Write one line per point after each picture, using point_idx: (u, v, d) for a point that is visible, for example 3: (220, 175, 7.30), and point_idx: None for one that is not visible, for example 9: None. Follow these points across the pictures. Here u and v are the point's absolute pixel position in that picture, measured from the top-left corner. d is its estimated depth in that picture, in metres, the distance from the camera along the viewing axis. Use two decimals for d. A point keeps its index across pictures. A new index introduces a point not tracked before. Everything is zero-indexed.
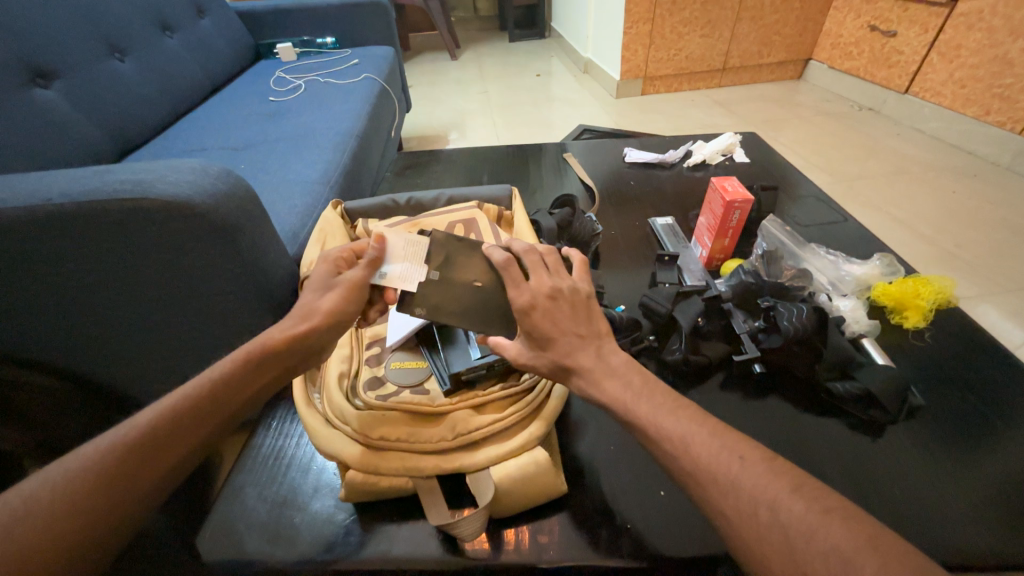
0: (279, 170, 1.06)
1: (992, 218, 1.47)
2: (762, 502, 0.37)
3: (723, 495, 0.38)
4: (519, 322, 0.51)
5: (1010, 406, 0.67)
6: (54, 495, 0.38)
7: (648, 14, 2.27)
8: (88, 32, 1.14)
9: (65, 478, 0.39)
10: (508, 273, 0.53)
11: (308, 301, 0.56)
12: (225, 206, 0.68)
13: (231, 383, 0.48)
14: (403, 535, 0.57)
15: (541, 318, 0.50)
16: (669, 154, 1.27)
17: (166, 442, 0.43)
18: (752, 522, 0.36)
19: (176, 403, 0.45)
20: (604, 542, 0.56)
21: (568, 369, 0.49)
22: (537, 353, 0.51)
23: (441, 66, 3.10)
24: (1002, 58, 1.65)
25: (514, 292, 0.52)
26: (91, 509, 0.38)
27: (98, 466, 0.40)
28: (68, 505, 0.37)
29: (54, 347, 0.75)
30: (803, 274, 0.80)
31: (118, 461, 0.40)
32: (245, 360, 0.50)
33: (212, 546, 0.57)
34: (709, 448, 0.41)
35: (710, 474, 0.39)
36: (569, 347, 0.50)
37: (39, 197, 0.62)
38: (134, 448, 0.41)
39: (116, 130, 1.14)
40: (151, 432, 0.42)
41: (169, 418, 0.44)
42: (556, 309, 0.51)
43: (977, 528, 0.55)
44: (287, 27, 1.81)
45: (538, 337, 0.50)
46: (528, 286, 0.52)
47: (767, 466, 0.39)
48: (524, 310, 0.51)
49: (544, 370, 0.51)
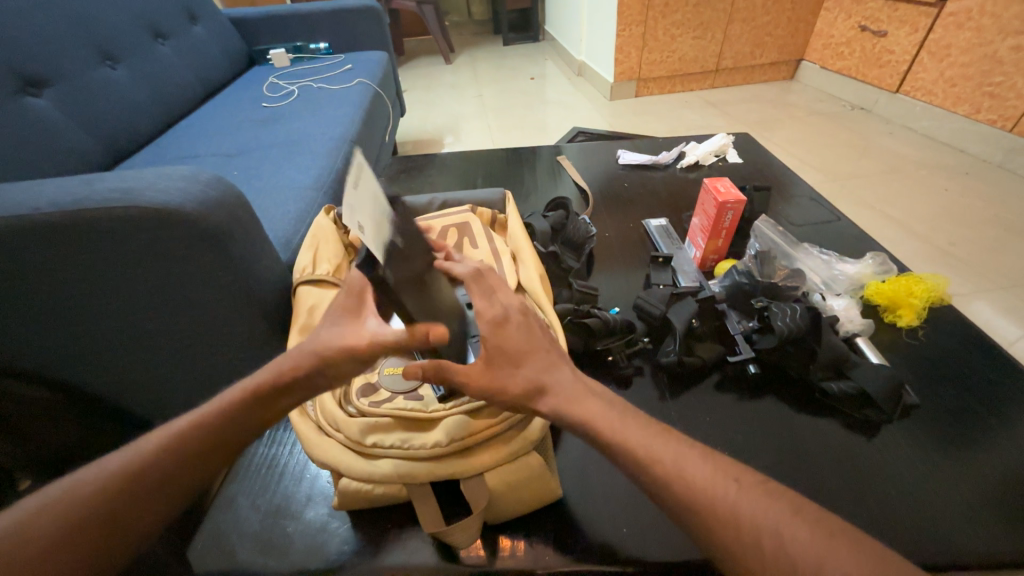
0: (272, 176, 1.05)
1: (985, 216, 1.47)
2: (764, 530, 0.38)
3: (723, 520, 0.39)
4: (489, 334, 0.50)
5: (1004, 403, 0.68)
6: (67, 508, 0.41)
7: (640, 16, 2.28)
8: (80, 40, 1.13)
9: (74, 495, 0.42)
10: (474, 284, 0.53)
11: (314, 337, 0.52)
12: (217, 213, 0.67)
13: (235, 416, 0.47)
14: (397, 543, 0.57)
15: (513, 332, 0.50)
16: (662, 156, 1.28)
17: (162, 467, 0.44)
18: (752, 550, 0.37)
19: (175, 430, 0.46)
20: (599, 549, 0.55)
21: (544, 387, 0.48)
22: (504, 371, 0.49)
23: (435, 70, 3.10)
24: (992, 57, 1.67)
25: (483, 302, 0.52)
26: (95, 525, 0.41)
27: (105, 485, 0.42)
28: (73, 520, 0.40)
29: (44, 358, 0.74)
30: (797, 273, 0.79)
31: (118, 485, 0.42)
32: (254, 392, 0.48)
33: (205, 556, 0.57)
34: (705, 470, 0.42)
35: (709, 498, 0.40)
36: (540, 364, 0.50)
37: (28, 207, 0.61)
38: (138, 472, 0.43)
39: (108, 138, 1.13)
40: (149, 457, 0.44)
41: (167, 445, 0.45)
42: (516, 324, 0.51)
43: (974, 526, 0.55)
44: (280, 32, 1.81)
45: (507, 353, 0.49)
46: (498, 300, 0.53)
47: (764, 490, 0.40)
48: (496, 321, 0.50)
49: (512, 393, 0.49)
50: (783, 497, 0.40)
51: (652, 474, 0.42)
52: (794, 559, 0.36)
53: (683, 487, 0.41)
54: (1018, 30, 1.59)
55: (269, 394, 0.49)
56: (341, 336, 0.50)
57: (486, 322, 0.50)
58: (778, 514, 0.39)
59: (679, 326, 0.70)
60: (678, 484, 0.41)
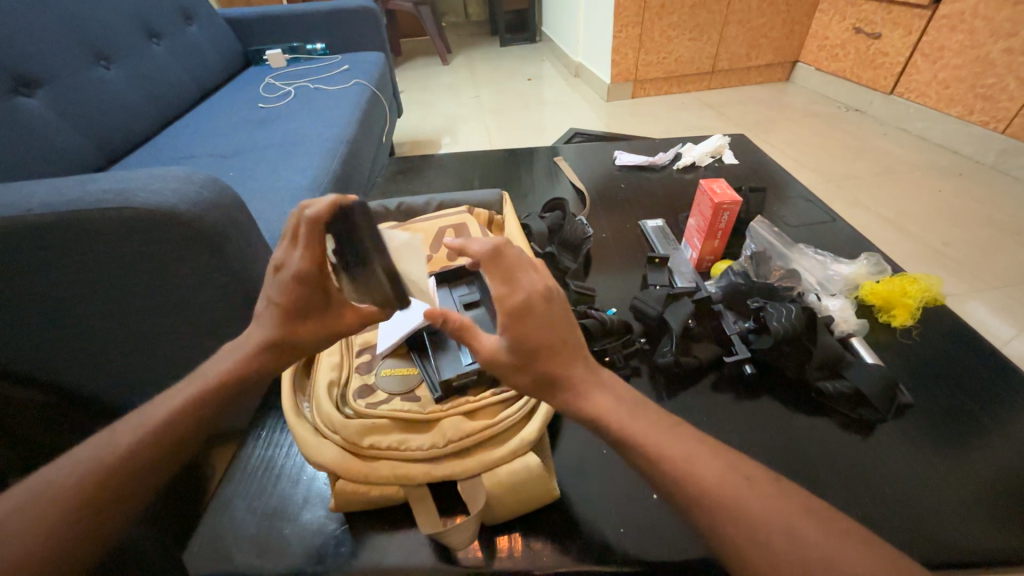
0: (268, 177, 1.05)
1: (978, 216, 1.49)
2: (775, 529, 0.38)
3: (733, 520, 0.39)
4: (509, 326, 0.47)
5: (997, 403, 0.68)
6: (40, 510, 0.41)
7: (636, 18, 2.29)
8: (73, 40, 1.13)
9: (45, 496, 0.42)
10: (493, 269, 0.48)
11: (255, 329, 0.53)
12: (212, 214, 0.67)
13: (200, 407, 0.48)
14: (394, 544, 0.57)
15: (535, 324, 0.47)
16: (658, 157, 1.28)
17: (135, 461, 0.45)
18: (763, 548, 0.38)
19: (144, 422, 0.47)
20: (599, 548, 0.55)
21: (556, 380, 0.48)
22: (519, 362, 0.47)
23: (431, 71, 3.10)
24: (984, 59, 1.68)
25: (504, 288, 0.47)
26: (72, 525, 0.41)
27: (74, 487, 0.43)
28: (47, 522, 0.41)
29: (37, 359, 0.74)
30: (792, 274, 0.80)
31: (90, 483, 0.43)
32: (217, 382, 0.50)
33: (200, 560, 0.57)
34: (713, 469, 0.42)
35: (719, 497, 0.40)
36: (552, 360, 0.47)
37: (19, 208, 0.61)
38: (106, 468, 0.44)
39: (102, 139, 1.13)
40: (121, 450, 0.45)
41: (137, 438, 0.46)
42: (537, 312, 0.47)
43: (967, 524, 0.56)
44: (276, 33, 1.80)
45: (526, 346, 0.47)
46: (519, 285, 0.47)
47: (771, 489, 0.41)
48: (519, 312, 0.46)
49: (523, 384, 0.48)
50: (790, 496, 0.41)
51: (661, 472, 0.43)
52: (806, 558, 0.37)
53: (694, 487, 0.41)
54: (1010, 32, 1.60)
55: (235, 382, 0.50)
56: (317, 322, 0.52)
57: (507, 312, 0.46)
58: (775, 514, 0.39)
59: (675, 326, 0.71)
60: (686, 483, 0.41)
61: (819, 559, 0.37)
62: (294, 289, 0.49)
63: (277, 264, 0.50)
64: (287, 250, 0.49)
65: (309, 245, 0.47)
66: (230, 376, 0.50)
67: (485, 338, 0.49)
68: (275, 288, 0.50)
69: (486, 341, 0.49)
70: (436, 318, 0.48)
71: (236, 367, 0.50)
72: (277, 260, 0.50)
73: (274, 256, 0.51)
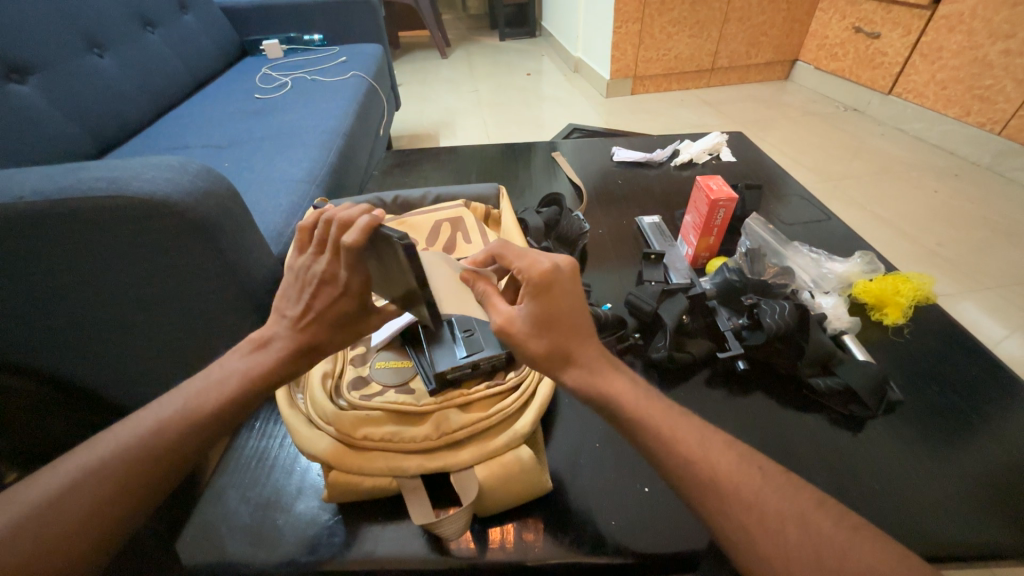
0: (264, 168, 1.05)
1: (973, 218, 1.49)
2: (791, 517, 0.39)
3: (746, 509, 0.40)
4: (534, 300, 0.48)
5: (988, 403, 0.69)
6: (62, 494, 0.40)
7: (636, 14, 2.27)
8: (66, 27, 1.11)
9: (69, 481, 0.41)
10: (511, 247, 0.51)
11: (283, 332, 0.53)
12: (205, 205, 0.66)
13: (229, 404, 0.48)
14: (388, 535, 0.57)
15: (555, 298, 0.48)
16: (656, 154, 1.28)
17: (158, 452, 0.44)
18: (773, 538, 0.38)
19: (169, 418, 0.46)
20: (591, 539, 0.56)
21: (570, 355, 0.49)
22: (532, 331, 0.48)
23: (430, 65, 3.08)
24: (981, 61, 1.69)
25: (525, 263, 0.48)
26: (93, 513, 0.40)
27: (101, 473, 0.42)
28: (66, 511, 0.40)
29: (28, 351, 0.73)
30: (786, 271, 0.82)
31: (117, 470, 0.42)
32: (248, 378, 0.50)
33: (193, 550, 0.57)
34: (725, 459, 0.42)
35: (723, 488, 0.41)
36: (569, 332, 0.49)
37: (11, 196, 0.60)
38: (131, 456, 0.43)
39: (96, 127, 1.12)
40: (143, 443, 0.44)
41: (164, 431, 0.45)
42: (560, 285, 0.49)
43: (957, 522, 0.56)
44: (272, 24, 1.79)
45: (546, 316, 0.48)
46: (541, 258, 0.49)
47: (779, 480, 0.41)
48: (538, 286, 0.48)
49: (539, 352, 0.48)
50: (797, 486, 0.41)
51: (674, 460, 0.43)
52: (823, 548, 0.37)
53: (702, 475, 0.42)
54: (1009, 34, 1.61)
55: (260, 381, 0.51)
56: (350, 331, 0.56)
57: (531, 285, 0.48)
58: (772, 509, 0.39)
59: (669, 321, 0.71)
60: (693, 472, 0.42)
61: (819, 554, 0.37)
62: (342, 302, 0.53)
63: (323, 277, 0.52)
64: (331, 263, 0.52)
65: (351, 264, 0.50)
66: (252, 373, 0.51)
67: (502, 305, 0.50)
68: (318, 297, 0.53)
69: (503, 307, 0.50)
70: (468, 277, 0.53)
71: (259, 368, 0.51)
72: (321, 273, 0.52)
73: (316, 270, 0.52)
